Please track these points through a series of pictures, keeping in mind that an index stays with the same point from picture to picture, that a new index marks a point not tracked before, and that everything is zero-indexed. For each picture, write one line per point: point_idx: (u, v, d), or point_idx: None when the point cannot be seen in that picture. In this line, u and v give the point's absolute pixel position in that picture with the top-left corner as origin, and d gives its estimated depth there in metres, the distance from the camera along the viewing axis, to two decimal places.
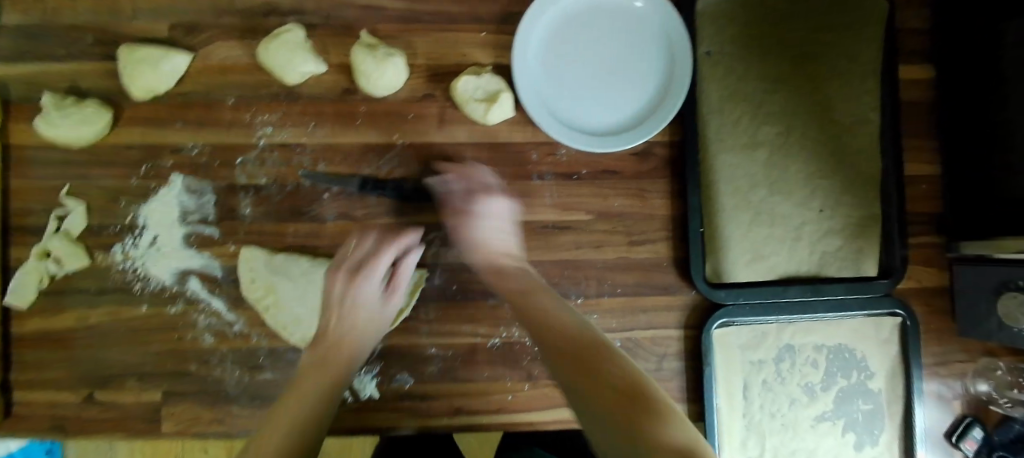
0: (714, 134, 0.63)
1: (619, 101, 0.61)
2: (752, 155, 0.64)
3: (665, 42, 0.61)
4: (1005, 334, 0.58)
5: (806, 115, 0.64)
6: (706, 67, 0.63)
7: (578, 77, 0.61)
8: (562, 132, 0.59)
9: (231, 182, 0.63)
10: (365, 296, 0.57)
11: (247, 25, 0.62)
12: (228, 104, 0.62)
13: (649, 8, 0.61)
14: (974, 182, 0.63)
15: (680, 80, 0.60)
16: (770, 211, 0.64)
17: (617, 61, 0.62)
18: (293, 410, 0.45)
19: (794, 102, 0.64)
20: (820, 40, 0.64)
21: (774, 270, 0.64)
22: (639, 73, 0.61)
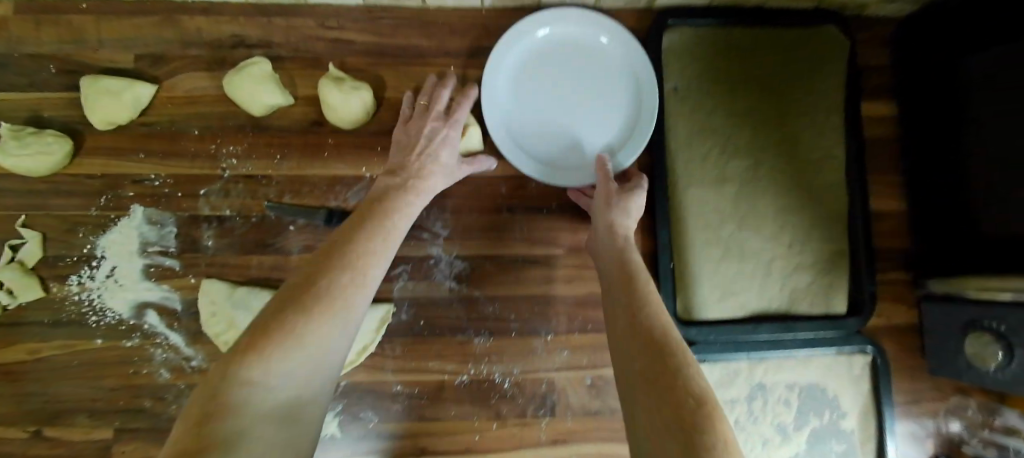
0: (682, 169, 0.63)
1: (584, 134, 0.61)
2: (720, 190, 0.64)
3: (630, 76, 0.61)
4: (973, 373, 0.57)
5: (774, 151, 0.65)
6: (673, 103, 0.64)
7: (544, 110, 0.61)
8: (529, 165, 0.59)
9: (194, 212, 0.61)
10: (448, 140, 0.56)
11: (215, 57, 0.62)
12: (194, 135, 0.62)
13: (613, 44, 0.61)
14: (939, 217, 0.62)
15: (646, 114, 0.60)
16: (740, 246, 0.64)
17: (583, 94, 0.62)
18: (361, 240, 0.46)
19: (761, 138, 0.65)
20: (785, 77, 0.65)
21: (744, 306, 0.63)
22: (604, 107, 0.61)
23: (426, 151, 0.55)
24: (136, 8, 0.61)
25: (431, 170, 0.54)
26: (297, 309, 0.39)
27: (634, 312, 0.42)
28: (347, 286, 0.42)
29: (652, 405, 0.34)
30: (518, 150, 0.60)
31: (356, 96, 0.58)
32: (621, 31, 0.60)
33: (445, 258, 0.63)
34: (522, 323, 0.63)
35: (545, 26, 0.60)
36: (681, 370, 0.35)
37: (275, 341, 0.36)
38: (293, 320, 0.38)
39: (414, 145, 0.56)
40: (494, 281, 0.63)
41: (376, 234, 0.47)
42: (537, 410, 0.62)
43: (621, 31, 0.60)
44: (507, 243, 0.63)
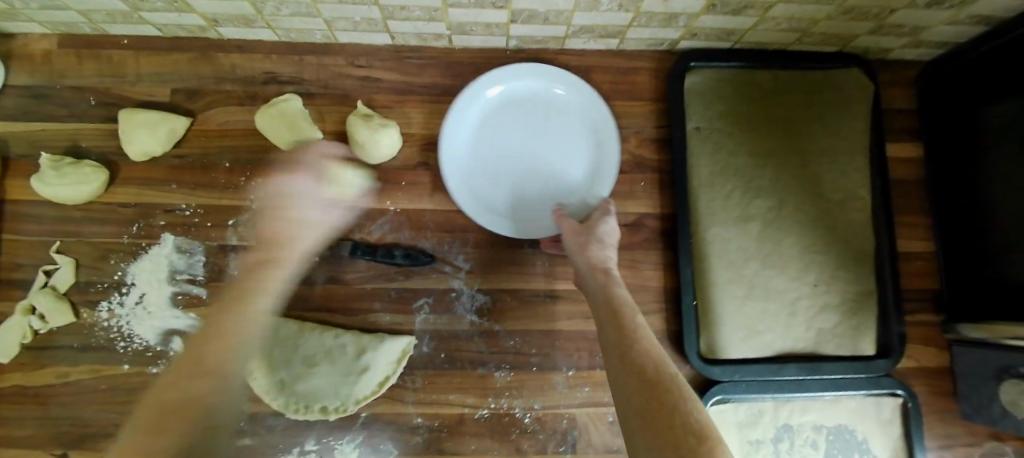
0: (704, 208, 0.63)
1: (544, 186, 0.63)
2: (744, 229, 0.64)
3: (587, 126, 0.63)
4: (1010, 421, 0.57)
5: (800, 189, 0.65)
6: (697, 142, 0.64)
7: (509, 166, 0.63)
8: (495, 223, 0.61)
9: (223, 242, 0.63)
10: (300, 192, 0.56)
11: (248, 92, 0.64)
12: (225, 167, 0.63)
13: (569, 95, 0.63)
14: (968, 260, 0.62)
15: (608, 161, 0.62)
16: (763, 285, 0.63)
17: (544, 145, 0.63)
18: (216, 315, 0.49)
19: (785, 177, 0.65)
20: (805, 118, 0.66)
21: (770, 346, 0.63)
22: (562, 158, 0.63)
23: (289, 212, 0.55)
24: (174, 45, 0.64)
25: (304, 230, 0.55)
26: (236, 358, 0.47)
27: (629, 344, 0.43)
28: (229, 357, 0.47)
29: (655, 450, 0.35)
30: (483, 210, 0.61)
31: (382, 130, 0.60)
32: (575, 80, 0.62)
33: (467, 291, 0.63)
34: (543, 358, 0.63)
35: (500, 84, 0.62)
36: (680, 410, 0.37)
37: (178, 418, 0.40)
38: (196, 390, 0.43)
39: (279, 205, 0.55)
40: (516, 315, 0.63)
41: (251, 297, 0.51)
42: (558, 446, 0.62)
43: (575, 81, 0.62)
44: (529, 277, 0.63)
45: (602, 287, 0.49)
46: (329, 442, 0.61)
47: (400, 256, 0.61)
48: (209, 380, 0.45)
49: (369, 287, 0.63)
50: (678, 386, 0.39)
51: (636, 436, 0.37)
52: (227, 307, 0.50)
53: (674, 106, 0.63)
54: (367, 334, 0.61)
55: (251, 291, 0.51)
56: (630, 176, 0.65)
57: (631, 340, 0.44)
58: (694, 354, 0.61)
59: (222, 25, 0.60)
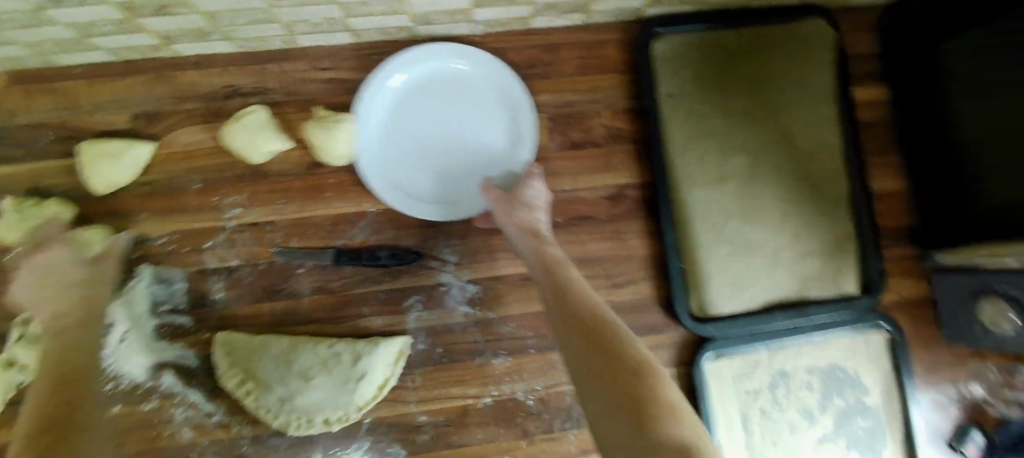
0: (681, 172, 0.64)
1: (466, 164, 0.63)
2: (721, 189, 0.65)
3: (497, 96, 0.63)
4: (991, 339, 0.58)
5: (772, 144, 0.66)
6: (670, 107, 0.65)
7: (427, 150, 0.62)
8: (418, 209, 0.60)
9: (201, 266, 0.61)
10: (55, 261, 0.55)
11: (210, 108, 0.63)
12: (194, 189, 0.62)
13: (472, 69, 0.62)
14: (941, 193, 0.64)
15: (526, 137, 0.62)
16: (746, 241, 0.65)
17: (461, 126, 0.63)
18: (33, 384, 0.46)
19: (756, 134, 0.66)
20: (773, 74, 0.67)
21: (759, 299, 0.64)
22: (477, 133, 0.63)
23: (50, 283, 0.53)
24: (129, 69, 0.62)
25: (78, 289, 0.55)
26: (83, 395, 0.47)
27: (567, 300, 0.45)
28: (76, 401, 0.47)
29: (600, 392, 0.37)
30: (403, 197, 0.60)
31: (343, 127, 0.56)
32: (485, 58, 0.61)
33: (457, 283, 0.63)
34: (539, 339, 0.63)
35: (412, 69, 0.60)
36: (619, 349, 0.39)
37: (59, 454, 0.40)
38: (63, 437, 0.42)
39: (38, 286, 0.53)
40: (507, 302, 0.63)
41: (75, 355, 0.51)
42: (563, 423, 0.63)
43: (486, 60, 0.61)
44: (517, 262, 0.64)
45: (540, 252, 0.51)
46: (337, 452, 0.61)
47: (385, 256, 0.60)
48: (57, 434, 0.42)
49: (357, 291, 0.62)
50: (614, 331, 0.42)
51: (583, 386, 0.39)
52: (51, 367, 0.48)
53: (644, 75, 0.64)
54: (360, 340, 0.60)
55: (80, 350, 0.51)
56: (605, 149, 0.65)
57: (568, 296, 0.46)
58: (686, 314, 0.62)
59: (178, 42, 0.59)
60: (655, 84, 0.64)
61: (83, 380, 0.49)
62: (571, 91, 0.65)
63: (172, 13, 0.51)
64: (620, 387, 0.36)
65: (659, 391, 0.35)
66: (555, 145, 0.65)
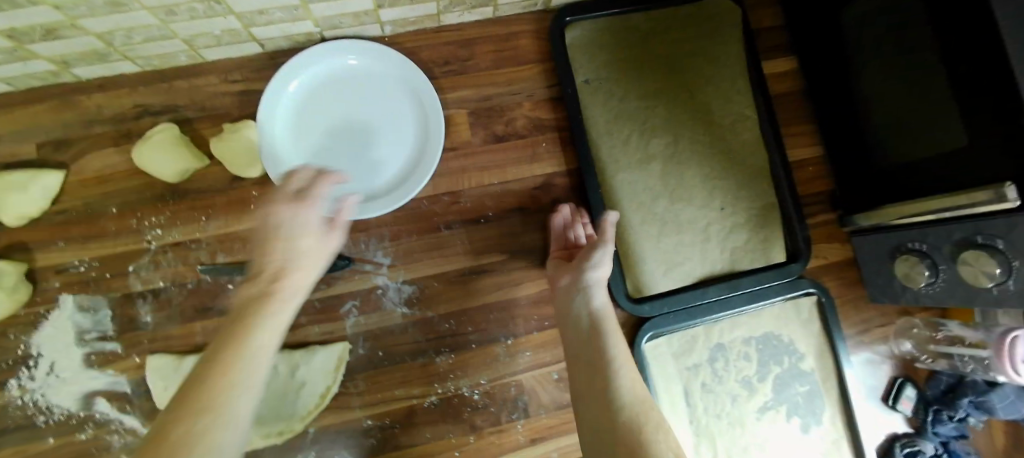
0: (607, 156, 0.65)
1: (389, 154, 0.60)
2: (647, 170, 0.66)
3: (398, 82, 0.61)
4: (910, 294, 0.60)
5: (694, 122, 0.67)
6: (590, 94, 0.66)
7: (348, 148, 0.60)
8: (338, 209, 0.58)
9: (126, 291, 0.60)
10: None
11: (120, 130, 0.61)
12: (111, 214, 0.60)
13: (364, 60, 0.60)
14: (849, 155, 0.65)
15: (433, 120, 0.60)
16: (676, 219, 0.66)
17: (375, 120, 0.61)
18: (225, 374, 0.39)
19: (679, 112, 0.67)
20: (686, 52, 0.68)
21: (690, 273, 0.66)
22: (392, 121, 0.61)
23: None
24: (30, 97, 0.60)
25: None
26: (213, 390, 0.38)
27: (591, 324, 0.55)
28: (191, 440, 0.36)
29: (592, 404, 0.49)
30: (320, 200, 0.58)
31: (241, 137, 0.57)
32: (376, 47, 0.60)
33: (392, 285, 0.62)
34: (480, 334, 0.63)
35: (311, 69, 0.59)
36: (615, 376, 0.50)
37: None
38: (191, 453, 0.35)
39: None
40: (445, 299, 0.63)
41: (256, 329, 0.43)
42: (510, 414, 0.63)
43: (378, 49, 0.60)
44: (451, 259, 0.64)
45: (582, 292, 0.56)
46: None
47: None
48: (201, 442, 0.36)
49: None
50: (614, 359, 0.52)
51: (577, 384, 0.53)
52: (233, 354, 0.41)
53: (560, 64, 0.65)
54: (298, 349, 0.60)
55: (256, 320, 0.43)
56: (530, 140, 0.66)
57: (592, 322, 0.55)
58: (623, 295, 0.63)
59: (76, 66, 0.57)
60: (572, 71, 0.65)
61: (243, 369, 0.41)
62: (491, 85, 0.65)
63: (60, 37, 0.49)
64: (603, 408, 0.48)
65: (650, 437, 0.45)
66: (480, 140, 0.65)
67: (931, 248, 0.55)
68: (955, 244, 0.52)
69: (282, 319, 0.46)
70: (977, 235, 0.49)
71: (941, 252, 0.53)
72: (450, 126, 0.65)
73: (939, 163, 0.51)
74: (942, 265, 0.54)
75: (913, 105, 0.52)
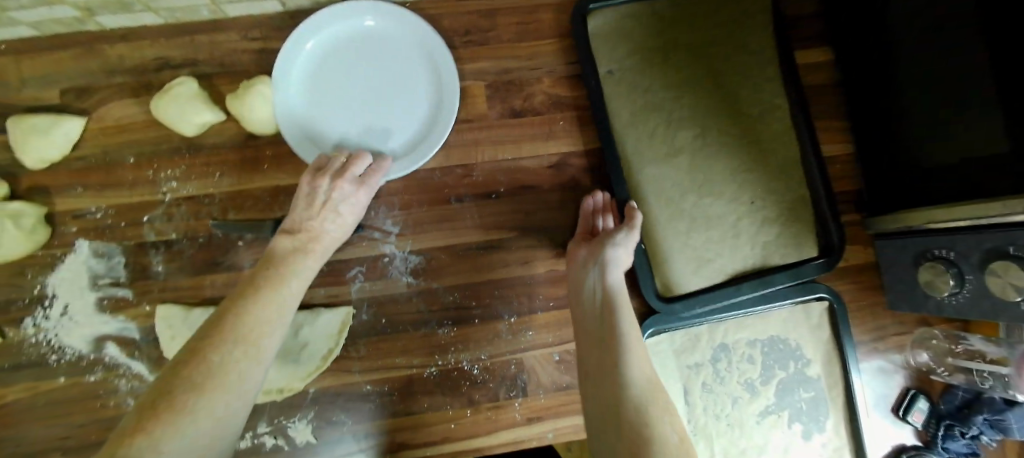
0: (631, 150, 0.63)
1: (406, 116, 0.60)
2: (673, 164, 0.64)
3: (415, 44, 0.60)
4: (932, 303, 0.56)
5: (725, 114, 0.65)
6: (613, 86, 0.64)
7: (363, 110, 0.59)
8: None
9: (139, 240, 0.61)
10: None
11: (141, 81, 0.61)
12: (128, 164, 0.61)
13: (381, 20, 0.60)
14: (880, 157, 0.62)
15: (450, 87, 0.59)
16: (704, 214, 0.64)
17: (390, 82, 0.60)
18: (257, 310, 0.45)
19: (708, 104, 0.65)
20: (711, 41, 0.66)
21: (717, 270, 0.64)
22: (408, 84, 0.60)
23: None
24: (55, 43, 0.60)
25: None
26: (250, 315, 0.45)
27: (607, 300, 0.55)
28: (239, 358, 0.42)
29: (597, 376, 0.52)
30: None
31: (257, 93, 0.56)
32: (394, 9, 0.59)
33: (399, 254, 0.62)
34: (484, 309, 0.63)
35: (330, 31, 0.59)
36: (624, 352, 0.51)
37: (184, 394, 0.38)
38: (231, 361, 0.42)
39: None
40: (452, 271, 0.63)
41: (282, 276, 0.48)
42: (509, 391, 0.63)
43: (396, 11, 0.59)
44: (460, 232, 0.63)
45: (598, 272, 0.56)
46: (282, 422, 0.61)
47: None
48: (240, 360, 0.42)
49: None
50: (627, 336, 0.52)
51: (587, 358, 0.54)
52: (267, 294, 0.47)
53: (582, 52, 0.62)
54: (302, 310, 0.61)
55: (283, 270, 0.49)
56: (548, 116, 0.64)
57: (609, 298, 0.55)
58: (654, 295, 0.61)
59: (100, 14, 0.57)
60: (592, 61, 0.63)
61: (273, 300, 0.46)
62: (512, 58, 0.64)
63: None
64: (610, 382, 0.50)
65: (654, 415, 0.47)
66: (497, 113, 0.64)
67: (959, 256, 0.51)
68: (985, 253, 0.48)
69: (309, 273, 0.51)
70: (1011, 246, 0.46)
71: (970, 261, 0.50)
72: (468, 98, 0.63)
73: (980, 165, 0.48)
74: (969, 275, 0.50)
75: (954, 104, 0.49)
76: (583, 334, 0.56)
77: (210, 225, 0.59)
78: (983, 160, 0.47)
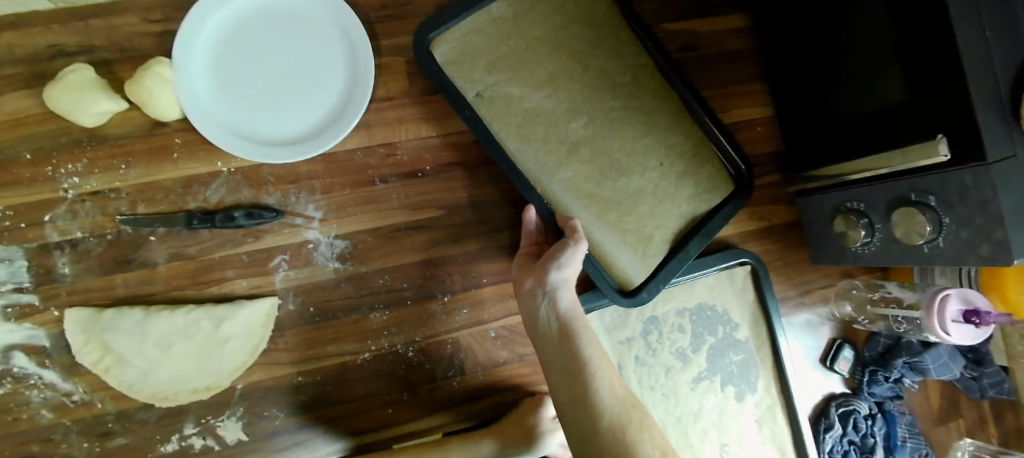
0: (528, 159, 0.59)
1: (321, 91, 0.59)
2: (574, 164, 0.60)
3: (321, 14, 0.60)
4: (852, 253, 0.56)
5: (614, 94, 0.62)
6: (487, 107, 0.59)
7: (277, 90, 0.59)
8: (264, 154, 0.56)
9: (42, 242, 0.57)
10: None
11: (33, 71, 0.57)
12: (25, 160, 0.57)
13: None
14: (799, 114, 0.62)
15: (362, 53, 0.59)
16: (621, 197, 0.61)
17: (301, 56, 0.60)
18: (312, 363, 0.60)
19: (588, 89, 0.62)
20: (569, 32, 0.62)
21: (660, 243, 0.61)
22: (319, 57, 0.60)
23: None
24: None
25: None
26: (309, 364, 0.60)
27: (562, 321, 0.52)
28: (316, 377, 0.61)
29: (571, 403, 0.49)
30: (240, 141, 0.56)
31: (154, 73, 0.53)
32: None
33: (324, 239, 0.60)
34: (416, 289, 0.62)
35: (226, 7, 0.57)
36: (590, 374, 0.49)
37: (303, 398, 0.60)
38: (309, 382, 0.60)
39: None
40: (380, 254, 0.61)
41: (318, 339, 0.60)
42: (446, 372, 0.62)
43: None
44: (384, 214, 0.62)
45: (550, 296, 0.53)
46: (210, 421, 0.59)
47: (241, 216, 0.57)
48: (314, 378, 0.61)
49: (216, 255, 0.59)
50: (590, 356, 0.50)
51: (555, 385, 0.51)
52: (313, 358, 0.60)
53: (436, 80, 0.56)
54: (221, 304, 0.58)
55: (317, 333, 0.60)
56: None
57: (565, 319, 0.52)
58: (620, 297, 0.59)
59: None
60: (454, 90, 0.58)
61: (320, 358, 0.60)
62: None
63: None
64: (584, 407, 0.48)
65: (633, 437, 0.46)
66: (420, 90, 0.63)
67: (870, 205, 0.50)
68: (891, 201, 0.47)
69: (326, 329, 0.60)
70: (911, 193, 0.45)
71: (878, 211, 0.49)
72: (388, 74, 0.62)
73: (881, 121, 0.47)
74: (878, 224, 0.49)
75: (859, 59, 0.49)
76: (549, 368, 0.52)
77: (121, 221, 0.57)
78: (883, 116, 0.47)
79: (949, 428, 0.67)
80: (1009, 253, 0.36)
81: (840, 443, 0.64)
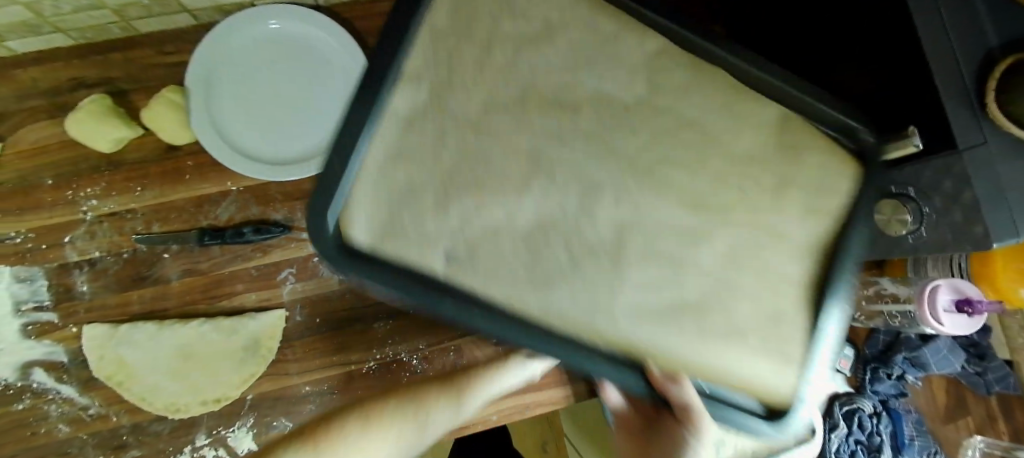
0: (515, 286, 0.36)
1: (323, 111, 0.63)
2: (629, 277, 0.38)
3: (322, 40, 0.63)
4: None
5: (632, 129, 0.40)
6: (476, 252, 0.37)
7: (287, 114, 0.62)
8: (272, 174, 0.59)
9: (62, 261, 0.60)
10: None
11: (55, 102, 0.61)
12: (47, 185, 0.61)
13: (283, 24, 0.63)
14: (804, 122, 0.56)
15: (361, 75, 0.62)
16: (712, 305, 0.38)
17: (306, 80, 0.63)
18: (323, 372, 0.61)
19: (595, 140, 0.40)
20: (527, 77, 0.40)
21: (799, 331, 0.38)
22: (321, 79, 0.63)
23: None
24: None
25: None
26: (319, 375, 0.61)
27: None
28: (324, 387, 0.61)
29: None
30: (257, 165, 0.59)
31: (165, 101, 0.58)
32: (295, 9, 0.62)
33: None
34: None
35: (234, 42, 0.61)
36: None
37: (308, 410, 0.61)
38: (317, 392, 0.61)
39: None
40: None
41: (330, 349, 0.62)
42: None
43: (300, 11, 0.62)
44: None
45: None
46: (221, 432, 0.60)
47: (249, 231, 0.60)
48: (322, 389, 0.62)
49: (226, 269, 0.62)
50: None
51: None
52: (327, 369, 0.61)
53: (393, 276, 0.34)
54: (232, 317, 0.61)
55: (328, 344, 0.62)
56: None
57: None
58: (757, 418, 0.36)
59: (9, 39, 0.57)
60: (414, 261, 0.35)
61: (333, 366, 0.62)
62: None
63: None
64: None
65: None
66: None
67: None
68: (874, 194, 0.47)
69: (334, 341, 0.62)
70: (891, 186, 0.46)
71: None
72: None
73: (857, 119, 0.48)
74: None
75: (834, 62, 0.50)
76: None
77: (137, 239, 0.60)
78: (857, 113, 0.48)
79: (958, 426, 0.66)
80: (990, 239, 0.38)
81: (848, 443, 0.61)
